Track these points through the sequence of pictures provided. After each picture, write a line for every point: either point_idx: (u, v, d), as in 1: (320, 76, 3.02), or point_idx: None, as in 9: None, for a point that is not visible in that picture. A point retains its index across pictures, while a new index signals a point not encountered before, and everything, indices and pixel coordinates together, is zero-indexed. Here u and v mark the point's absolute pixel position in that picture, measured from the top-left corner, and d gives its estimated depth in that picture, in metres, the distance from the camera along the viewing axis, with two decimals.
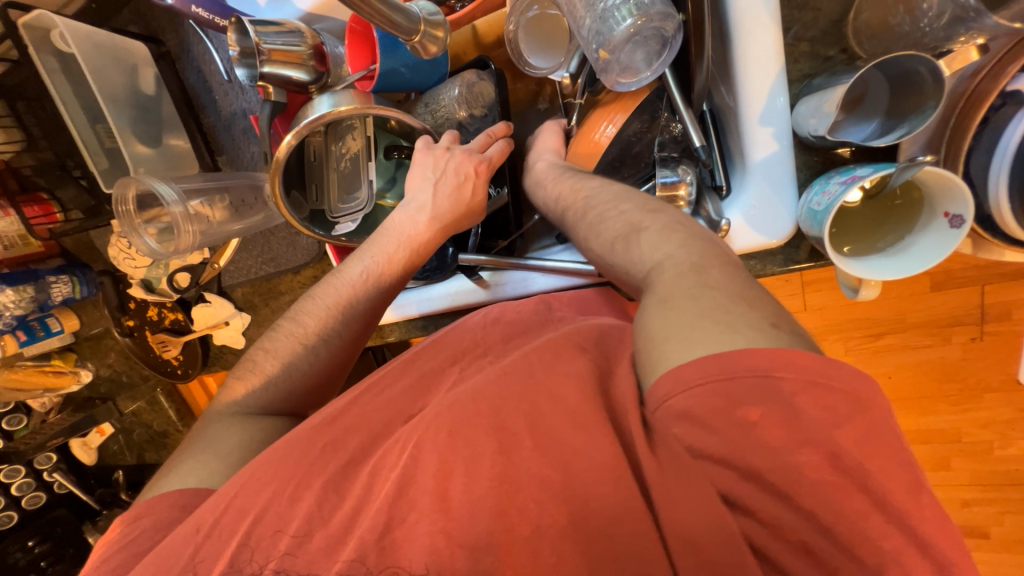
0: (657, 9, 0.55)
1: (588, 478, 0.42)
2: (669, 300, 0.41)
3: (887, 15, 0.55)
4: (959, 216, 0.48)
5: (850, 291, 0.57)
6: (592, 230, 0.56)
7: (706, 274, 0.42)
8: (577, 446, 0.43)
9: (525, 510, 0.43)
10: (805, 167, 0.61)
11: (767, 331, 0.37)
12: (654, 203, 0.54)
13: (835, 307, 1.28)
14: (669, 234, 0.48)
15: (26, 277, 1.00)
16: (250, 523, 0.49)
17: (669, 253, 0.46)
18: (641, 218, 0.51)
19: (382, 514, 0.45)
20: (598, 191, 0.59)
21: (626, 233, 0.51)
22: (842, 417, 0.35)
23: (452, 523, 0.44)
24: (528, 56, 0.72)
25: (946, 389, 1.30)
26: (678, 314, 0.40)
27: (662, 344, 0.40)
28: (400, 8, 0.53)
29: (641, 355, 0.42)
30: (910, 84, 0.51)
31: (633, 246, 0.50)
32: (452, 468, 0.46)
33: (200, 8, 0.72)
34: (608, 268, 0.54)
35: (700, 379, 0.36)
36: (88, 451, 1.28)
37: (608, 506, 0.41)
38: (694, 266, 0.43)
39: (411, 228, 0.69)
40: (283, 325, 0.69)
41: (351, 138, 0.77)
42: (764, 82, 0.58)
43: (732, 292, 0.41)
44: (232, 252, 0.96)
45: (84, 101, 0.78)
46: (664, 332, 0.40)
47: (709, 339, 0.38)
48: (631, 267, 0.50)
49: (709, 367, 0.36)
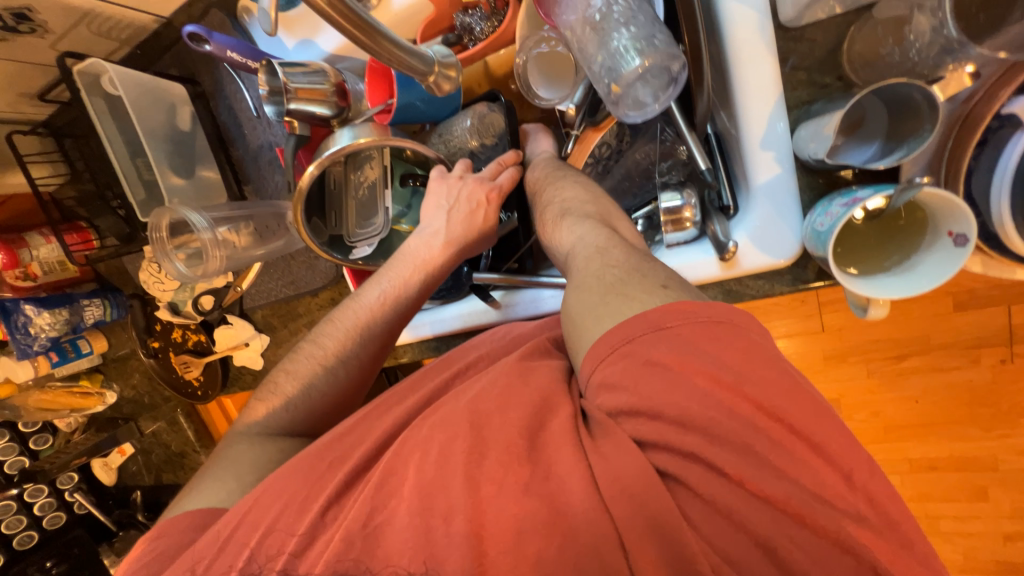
0: (665, 51, 0.58)
1: (575, 480, 0.44)
2: (584, 285, 0.53)
3: (878, 46, 0.56)
4: (964, 235, 0.48)
5: (860, 310, 0.57)
6: (539, 210, 0.70)
7: (606, 256, 0.55)
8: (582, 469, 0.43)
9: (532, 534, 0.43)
10: (808, 189, 0.62)
11: (657, 293, 0.48)
12: (590, 193, 0.66)
13: (854, 327, 1.26)
14: (584, 222, 0.61)
15: (62, 300, 1.08)
16: (265, 540, 0.51)
17: (581, 242, 0.59)
18: (570, 211, 0.64)
19: (364, 503, 0.49)
20: (557, 178, 0.71)
21: (559, 216, 0.65)
22: (789, 406, 0.41)
23: (446, 531, 0.45)
24: (537, 88, 0.76)
25: (977, 414, 1.26)
26: (589, 295, 0.52)
27: (583, 324, 0.51)
28: (416, 52, 0.57)
29: (570, 335, 0.54)
30: (907, 109, 0.53)
31: (560, 227, 0.64)
32: (450, 478, 0.47)
33: (233, 53, 0.77)
34: (543, 242, 0.69)
35: (611, 349, 0.47)
36: (108, 471, 1.30)
37: (595, 511, 0.43)
38: (598, 251, 0.56)
39: (425, 252, 0.72)
40: (304, 347, 0.72)
41: (369, 168, 0.81)
42: (764, 108, 0.60)
43: (628, 268, 0.53)
44: (255, 275, 1.00)
45: (127, 137, 0.85)
46: (581, 316, 0.52)
47: (613, 312, 0.49)
48: (557, 246, 0.64)
49: (610, 341, 0.47)
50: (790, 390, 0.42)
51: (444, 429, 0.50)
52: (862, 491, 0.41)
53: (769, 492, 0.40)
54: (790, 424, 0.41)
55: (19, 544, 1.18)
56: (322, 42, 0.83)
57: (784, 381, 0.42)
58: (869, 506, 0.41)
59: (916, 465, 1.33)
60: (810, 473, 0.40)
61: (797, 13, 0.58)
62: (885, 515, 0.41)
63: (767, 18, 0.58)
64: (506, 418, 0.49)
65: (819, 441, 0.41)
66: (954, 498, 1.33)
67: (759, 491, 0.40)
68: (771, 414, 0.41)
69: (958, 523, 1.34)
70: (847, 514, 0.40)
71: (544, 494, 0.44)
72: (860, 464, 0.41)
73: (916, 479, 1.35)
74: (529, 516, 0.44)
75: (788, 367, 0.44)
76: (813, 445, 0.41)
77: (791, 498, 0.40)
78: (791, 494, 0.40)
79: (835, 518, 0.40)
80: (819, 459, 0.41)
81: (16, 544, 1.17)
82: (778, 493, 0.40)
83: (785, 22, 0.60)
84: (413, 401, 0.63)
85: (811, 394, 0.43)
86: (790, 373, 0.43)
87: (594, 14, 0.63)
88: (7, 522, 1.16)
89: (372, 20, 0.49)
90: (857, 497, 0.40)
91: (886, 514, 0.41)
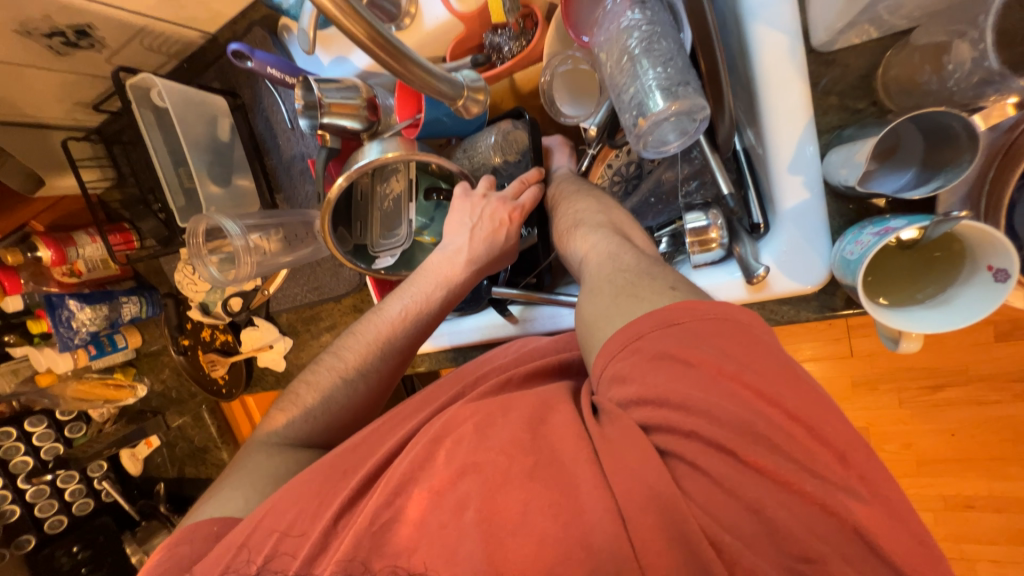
0: (696, 99, 0.57)
1: (589, 497, 0.42)
2: (597, 290, 0.54)
3: (916, 73, 0.54)
4: (1004, 271, 0.46)
5: (890, 342, 0.55)
6: (556, 221, 0.71)
7: (619, 260, 0.56)
8: (593, 495, 0.42)
9: (538, 559, 0.42)
10: (838, 215, 0.61)
11: (665, 294, 0.49)
12: (602, 204, 0.67)
13: (886, 353, 1.21)
14: (597, 231, 0.62)
15: (102, 297, 1.14)
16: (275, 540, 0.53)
17: (593, 252, 0.60)
18: (583, 220, 0.65)
19: (382, 513, 0.48)
20: (572, 189, 0.72)
21: (570, 227, 0.66)
22: (808, 437, 0.40)
23: (450, 541, 0.45)
24: (562, 106, 0.77)
25: (1020, 451, 1.19)
26: (601, 299, 0.53)
27: (595, 326, 0.52)
28: (446, 78, 0.59)
29: (583, 340, 0.54)
30: (945, 138, 0.51)
31: (571, 240, 0.65)
32: (460, 489, 0.46)
33: (272, 69, 0.80)
34: (560, 252, 0.70)
35: (620, 348, 0.47)
36: (134, 461, 1.37)
37: (610, 542, 0.40)
38: (610, 257, 0.57)
39: (448, 269, 0.73)
40: (326, 358, 0.74)
41: (395, 180, 0.84)
42: (793, 131, 0.59)
43: (639, 271, 0.53)
44: (282, 280, 1.03)
45: (171, 148, 0.89)
46: (593, 320, 0.52)
47: (624, 313, 0.49)
48: (570, 256, 0.65)
49: (621, 338, 0.47)
50: (813, 421, 0.40)
51: (457, 441, 0.49)
52: (894, 532, 0.38)
53: (785, 521, 0.38)
54: (813, 457, 0.39)
55: (49, 528, 1.24)
56: (356, 59, 0.86)
57: (813, 409, 0.41)
58: (901, 548, 0.38)
59: (953, 502, 1.26)
60: (831, 507, 0.38)
61: (830, 38, 0.57)
62: (922, 558, 0.38)
63: (797, 41, 0.58)
64: (520, 429, 0.47)
65: (847, 474, 0.39)
66: (994, 541, 1.24)
67: (778, 526, 0.38)
68: (794, 444, 0.40)
69: (998, 568, 1.25)
70: (874, 555, 0.38)
71: (558, 508, 0.43)
72: (889, 503, 0.40)
73: (953, 518, 1.27)
74: (538, 536, 0.42)
75: (817, 395, 0.42)
76: (837, 480, 0.39)
77: (811, 537, 0.38)
78: (813, 528, 0.38)
79: (858, 559, 0.38)
80: (843, 494, 0.39)
81: (46, 527, 1.23)
82: (797, 527, 0.38)
83: (817, 46, 0.59)
84: (426, 412, 0.63)
85: (843, 430, 0.41)
86: (818, 404, 0.41)
87: (631, 46, 0.61)
88: (40, 506, 1.23)
89: (404, 48, 0.51)
90: (890, 539, 0.38)
91: (917, 557, 0.38)
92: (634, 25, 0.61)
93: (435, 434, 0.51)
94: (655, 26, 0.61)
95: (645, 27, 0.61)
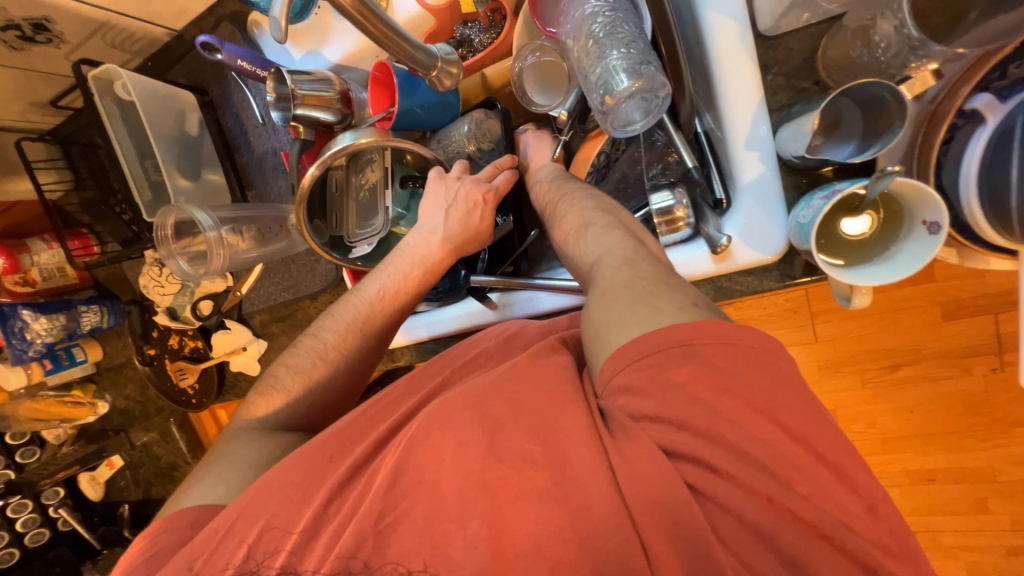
0: (659, 78, 0.61)
1: (584, 473, 0.45)
2: (610, 294, 0.53)
3: (848, 50, 0.59)
4: (936, 223, 0.51)
5: (844, 299, 0.59)
6: (556, 221, 0.70)
7: (636, 266, 0.55)
8: (570, 447, 0.46)
9: (524, 515, 0.45)
10: (792, 188, 0.66)
11: (689, 310, 0.48)
12: (606, 205, 0.67)
13: (846, 337, 1.28)
14: (611, 233, 0.62)
15: (59, 305, 1.09)
16: (260, 527, 0.52)
17: (607, 250, 0.60)
18: (592, 218, 0.65)
19: (381, 506, 0.49)
20: (571, 191, 0.71)
21: (579, 228, 0.65)
22: (776, 395, 0.43)
23: (452, 522, 0.47)
24: (533, 95, 0.80)
25: (973, 424, 1.26)
26: (614, 305, 0.51)
27: (606, 333, 0.50)
28: (421, 47, 0.61)
29: (587, 344, 0.54)
30: (877, 108, 0.57)
31: (580, 242, 0.64)
32: (458, 476, 0.48)
33: (244, 61, 0.81)
34: (564, 254, 0.68)
35: (637, 356, 0.47)
36: (95, 486, 1.29)
37: (591, 492, 0.44)
38: (626, 260, 0.56)
39: (424, 248, 0.75)
40: (304, 341, 0.73)
41: (370, 170, 0.84)
42: (747, 113, 0.64)
43: (656, 280, 0.53)
44: (254, 279, 1.01)
45: (136, 140, 0.87)
46: (603, 326, 0.51)
47: (642, 323, 0.48)
48: (581, 257, 0.64)
49: (638, 349, 0.47)
50: (769, 365, 0.44)
51: (452, 426, 0.51)
52: (851, 489, 0.42)
53: (754, 473, 0.42)
54: (784, 415, 0.43)
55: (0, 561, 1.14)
56: (328, 52, 0.87)
57: (776, 368, 0.44)
58: (851, 475, 0.43)
59: (915, 476, 1.33)
60: (800, 466, 0.42)
61: (775, 22, 0.62)
62: (868, 516, 0.42)
63: (747, 26, 0.63)
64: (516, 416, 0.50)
65: (810, 431, 0.43)
66: (955, 511, 1.32)
67: (747, 466, 0.42)
68: (753, 387, 0.43)
69: (960, 537, 1.33)
70: (835, 511, 0.41)
71: (552, 483, 0.46)
72: (838, 436, 0.44)
73: (917, 492, 1.34)
74: (531, 504, 0.45)
75: (770, 342, 0.46)
76: (800, 434, 0.43)
77: (776, 471, 0.42)
78: (786, 487, 0.41)
79: (825, 512, 0.41)
80: (805, 445, 0.42)
81: None
82: (773, 486, 0.41)
83: (763, 31, 0.64)
84: (415, 399, 0.63)
85: (796, 375, 0.45)
86: (771, 349, 0.46)
87: (596, 31, 0.64)
88: None
89: (382, 14, 0.54)
90: (843, 496, 0.42)
91: (863, 481, 0.43)
92: (598, 10, 0.65)
93: (429, 423, 0.52)
94: (617, 12, 0.64)
95: (608, 13, 0.64)
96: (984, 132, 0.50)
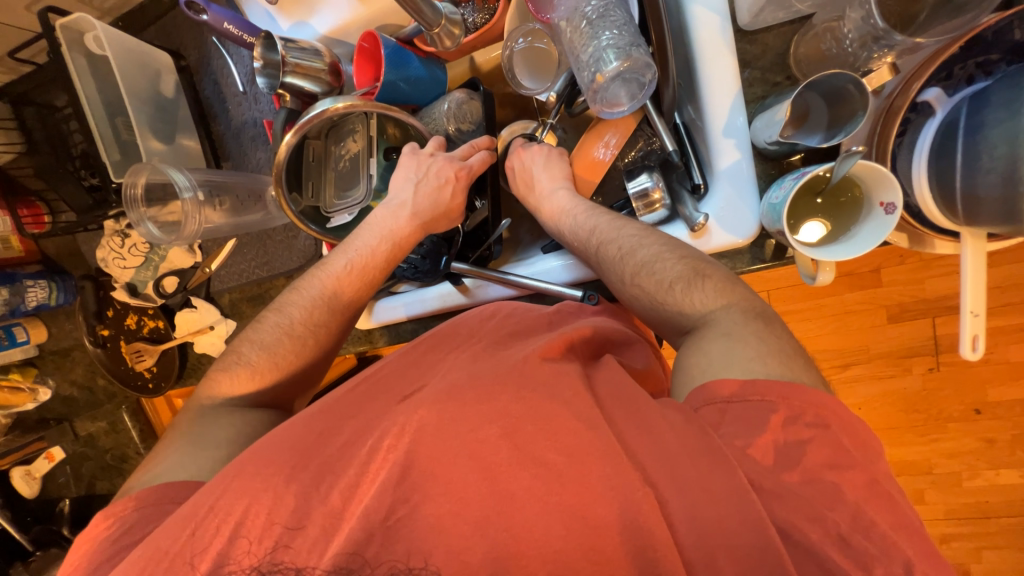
0: (641, 58, 0.65)
1: (591, 452, 0.47)
2: (739, 338, 0.52)
3: (819, 45, 0.65)
4: (892, 204, 0.56)
5: (809, 277, 0.63)
6: (647, 269, 0.63)
7: (773, 324, 0.54)
8: (572, 426, 0.48)
9: (531, 490, 0.46)
10: (764, 176, 0.70)
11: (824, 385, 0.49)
12: (694, 251, 0.64)
13: (805, 337, 1.36)
14: (729, 283, 0.59)
15: (2, 279, 1.00)
16: (244, 512, 0.50)
17: (731, 302, 0.57)
18: (698, 265, 0.61)
19: (386, 495, 0.48)
20: (641, 236, 0.67)
21: (690, 277, 0.60)
22: None
23: (459, 503, 0.47)
24: (521, 79, 0.81)
25: (912, 420, 1.36)
26: (742, 346, 0.51)
27: (726, 367, 0.50)
28: (427, 2, 0.72)
29: (686, 369, 0.54)
30: (839, 98, 0.63)
31: (695, 290, 0.59)
32: (464, 453, 0.48)
33: (230, 25, 0.78)
34: (660, 309, 0.61)
35: (762, 394, 0.47)
36: (30, 481, 1.19)
37: (600, 468, 0.46)
38: (762, 316, 0.54)
39: (392, 222, 0.77)
40: (268, 317, 0.74)
41: (352, 141, 0.84)
42: (724, 100, 0.68)
43: (793, 345, 0.53)
44: (226, 255, 0.97)
45: (106, 97, 0.83)
46: (723, 365, 0.51)
47: (773, 368, 0.49)
48: (693, 310, 0.58)
49: (780, 389, 0.47)
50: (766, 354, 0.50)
51: (451, 406, 0.51)
52: (846, 458, 0.44)
53: None
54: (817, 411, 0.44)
55: None
56: (316, 23, 0.86)
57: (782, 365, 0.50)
58: (845, 439, 0.45)
59: None
60: None
61: (753, 17, 0.67)
62: (866, 489, 0.43)
63: (728, 20, 0.67)
64: (512, 392, 0.52)
65: (787, 393, 0.47)
66: None
67: None
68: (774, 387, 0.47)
69: None
70: (836, 489, 0.43)
71: (562, 455, 0.47)
72: (829, 407, 0.46)
73: None
74: (536, 481, 0.46)
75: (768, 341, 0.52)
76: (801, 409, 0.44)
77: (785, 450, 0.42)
78: None
79: (828, 486, 0.43)
80: None
81: None
82: None
83: (743, 26, 0.69)
84: (408, 382, 0.62)
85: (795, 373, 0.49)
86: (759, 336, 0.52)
87: (588, 13, 0.69)
88: None
89: None
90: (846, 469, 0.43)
91: (857, 449, 0.45)
92: None
93: (435, 404, 0.52)
94: None
95: None
96: (932, 124, 0.56)
